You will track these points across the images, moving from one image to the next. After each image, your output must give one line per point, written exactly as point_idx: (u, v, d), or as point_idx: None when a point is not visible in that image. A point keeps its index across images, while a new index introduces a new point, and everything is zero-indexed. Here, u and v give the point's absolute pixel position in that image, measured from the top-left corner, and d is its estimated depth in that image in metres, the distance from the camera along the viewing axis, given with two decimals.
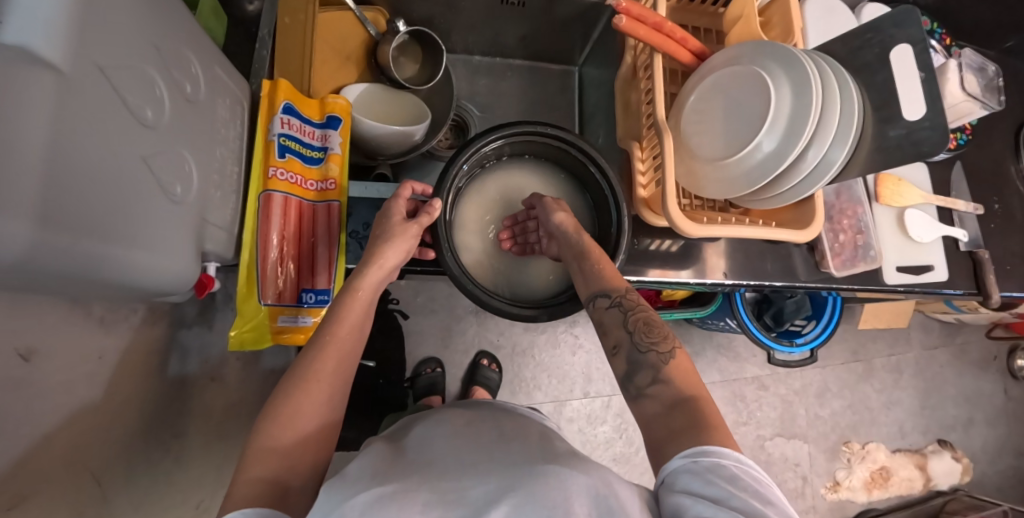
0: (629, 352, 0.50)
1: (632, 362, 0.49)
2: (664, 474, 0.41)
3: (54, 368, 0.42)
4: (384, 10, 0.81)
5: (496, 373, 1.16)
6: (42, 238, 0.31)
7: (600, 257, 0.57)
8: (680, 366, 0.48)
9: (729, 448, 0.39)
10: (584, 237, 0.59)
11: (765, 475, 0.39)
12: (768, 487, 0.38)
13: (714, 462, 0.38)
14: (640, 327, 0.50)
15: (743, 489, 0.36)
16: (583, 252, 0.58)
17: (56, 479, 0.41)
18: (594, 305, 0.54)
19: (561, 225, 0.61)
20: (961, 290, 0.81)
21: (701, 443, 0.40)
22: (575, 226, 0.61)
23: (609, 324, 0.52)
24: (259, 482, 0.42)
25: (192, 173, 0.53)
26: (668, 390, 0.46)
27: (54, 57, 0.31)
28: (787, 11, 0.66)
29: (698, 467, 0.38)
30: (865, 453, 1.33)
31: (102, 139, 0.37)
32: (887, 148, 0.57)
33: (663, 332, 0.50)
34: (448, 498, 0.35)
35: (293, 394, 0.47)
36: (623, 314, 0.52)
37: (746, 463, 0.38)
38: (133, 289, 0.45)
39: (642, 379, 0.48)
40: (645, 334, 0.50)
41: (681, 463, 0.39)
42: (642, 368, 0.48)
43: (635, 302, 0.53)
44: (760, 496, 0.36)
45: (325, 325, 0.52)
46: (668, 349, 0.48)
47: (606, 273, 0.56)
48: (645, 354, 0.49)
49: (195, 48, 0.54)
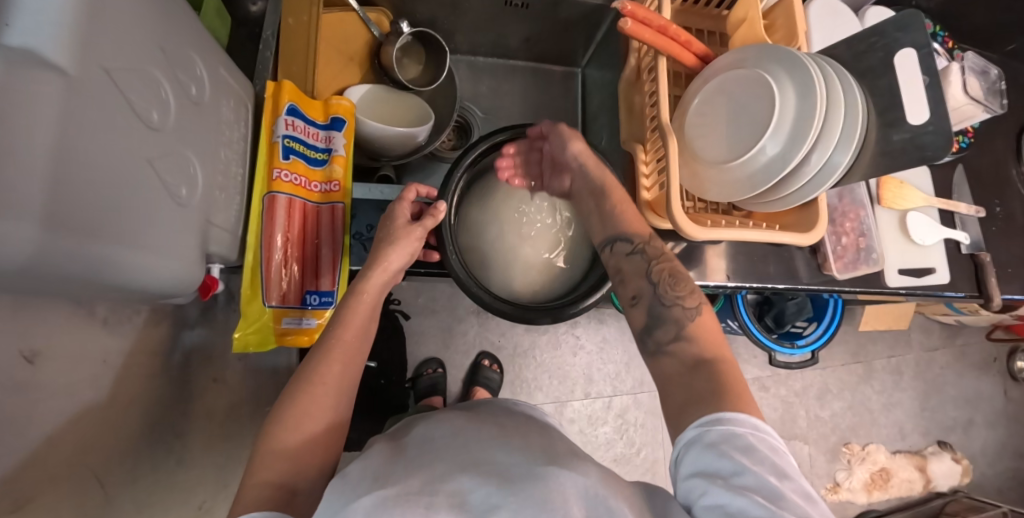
0: (651, 303, 0.49)
1: (654, 314, 0.49)
2: (679, 441, 0.42)
3: (59, 370, 0.41)
4: (387, 11, 0.81)
5: (497, 374, 1.16)
6: (48, 240, 0.31)
7: (620, 200, 0.57)
8: (706, 324, 0.48)
9: (745, 415, 0.39)
10: (604, 174, 0.60)
11: (778, 435, 0.40)
12: (782, 455, 0.39)
13: (729, 432, 0.38)
14: (665, 279, 0.50)
15: (757, 463, 0.36)
16: (602, 193, 0.59)
17: (59, 482, 0.41)
18: (612, 249, 0.55)
19: (579, 157, 0.61)
20: (961, 292, 0.82)
21: (717, 410, 0.40)
22: (593, 165, 0.61)
23: (632, 271, 0.52)
24: (269, 486, 0.43)
25: (196, 174, 0.52)
26: (690, 348, 0.46)
27: (64, 61, 0.31)
28: (791, 14, 0.66)
29: (713, 436, 0.39)
30: (865, 455, 1.33)
31: (108, 142, 0.37)
32: (891, 151, 0.57)
33: (689, 287, 0.49)
34: (451, 502, 0.35)
35: (299, 398, 0.47)
36: (647, 261, 0.52)
37: (761, 429, 0.39)
38: (138, 291, 0.45)
39: (664, 334, 0.48)
40: (672, 285, 0.49)
41: (695, 432, 0.40)
42: (665, 322, 0.48)
43: (660, 251, 0.52)
44: (776, 470, 0.37)
45: (331, 328, 0.52)
46: (694, 305, 0.48)
47: (627, 218, 0.56)
48: (670, 307, 0.48)
49: (200, 49, 0.54)
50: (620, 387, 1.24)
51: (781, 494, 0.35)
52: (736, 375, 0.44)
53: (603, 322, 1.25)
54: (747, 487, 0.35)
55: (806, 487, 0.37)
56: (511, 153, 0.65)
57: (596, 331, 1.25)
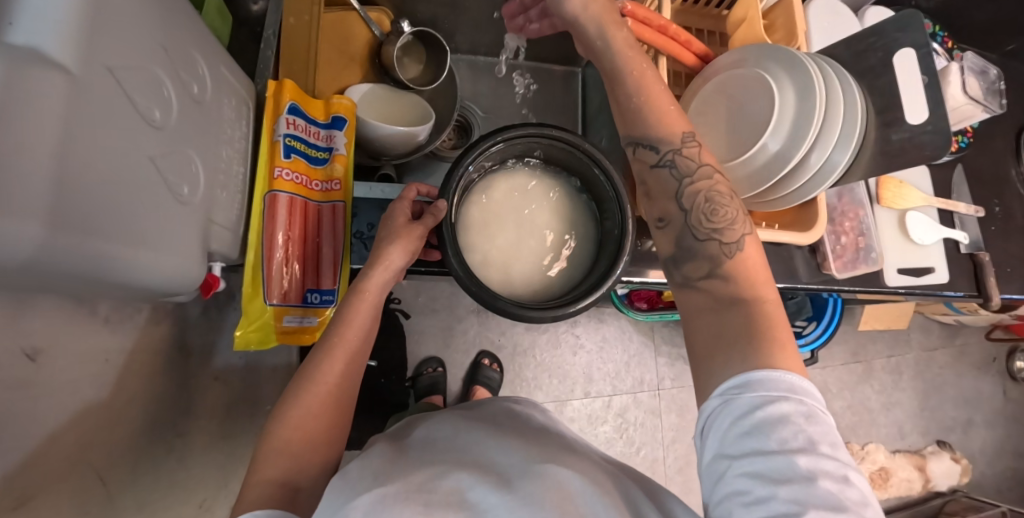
0: (681, 233, 0.47)
1: (684, 247, 0.46)
2: (705, 406, 0.42)
3: (60, 368, 0.42)
4: (388, 10, 0.81)
5: (497, 373, 1.16)
6: (51, 239, 0.31)
7: (644, 90, 0.49)
8: (746, 262, 0.44)
9: (777, 375, 0.39)
10: (615, 47, 0.51)
11: (814, 389, 0.40)
12: (817, 414, 0.38)
13: (759, 402, 0.38)
14: (700, 206, 0.46)
15: (788, 439, 0.37)
16: (616, 82, 0.50)
17: (60, 479, 0.41)
18: (637, 156, 0.50)
19: (586, 13, 0.51)
20: (961, 292, 0.82)
21: (748, 370, 0.39)
22: (606, 24, 0.51)
23: (660, 190, 0.49)
24: (272, 484, 0.43)
25: (198, 174, 0.53)
26: (725, 286, 0.44)
27: (66, 59, 0.31)
28: (791, 14, 0.66)
29: (742, 405, 0.38)
30: (865, 455, 1.33)
31: (110, 140, 0.38)
32: (890, 151, 0.57)
33: (730, 216, 0.46)
34: (450, 500, 0.35)
35: (302, 397, 0.47)
36: (677, 180, 0.47)
37: (795, 390, 0.38)
38: (140, 290, 0.45)
39: (695, 269, 0.46)
40: (707, 216, 0.46)
41: (723, 396, 0.40)
42: (697, 258, 0.46)
43: (694, 166, 0.47)
44: (807, 443, 0.37)
45: (333, 327, 0.52)
46: (733, 241, 0.45)
47: (650, 115, 0.49)
48: (704, 242, 0.45)
49: (201, 48, 0.54)
50: (620, 386, 1.25)
51: (810, 474, 0.35)
52: (777, 316, 0.42)
53: (603, 322, 1.25)
54: (773, 468, 0.36)
55: (837, 446, 0.38)
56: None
57: (596, 330, 1.25)
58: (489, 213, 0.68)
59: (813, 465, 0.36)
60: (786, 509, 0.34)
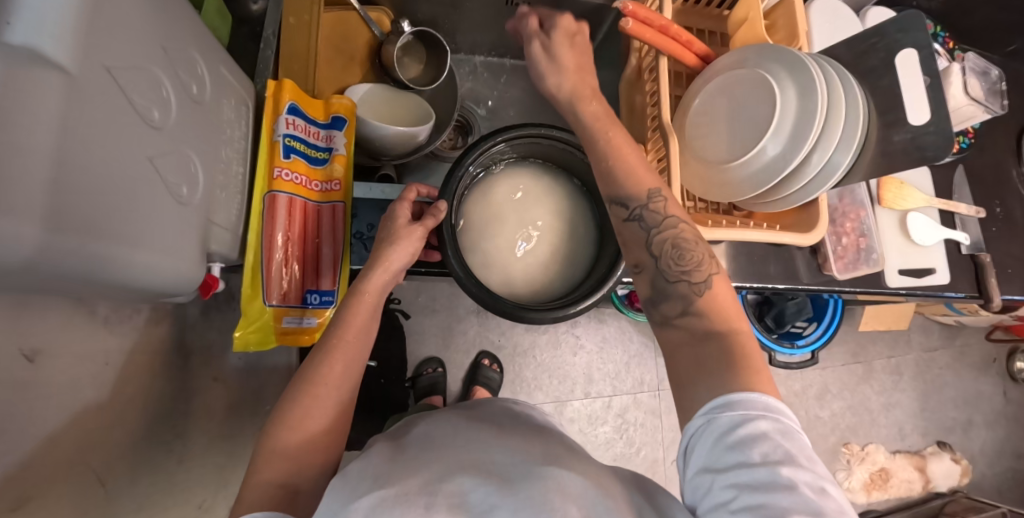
0: (654, 277, 0.49)
1: (658, 289, 0.48)
2: (688, 426, 0.42)
3: (59, 369, 0.41)
4: (389, 10, 0.81)
5: (497, 373, 1.16)
6: (50, 239, 0.31)
7: (613, 151, 0.53)
8: (716, 298, 0.46)
9: (755, 396, 0.39)
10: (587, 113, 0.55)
11: (791, 411, 0.40)
12: (793, 432, 0.39)
13: (738, 419, 0.38)
14: (669, 252, 0.48)
15: (768, 454, 0.37)
16: (588, 144, 0.55)
17: (60, 481, 0.41)
18: (609, 212, 0.53)
19: (560, 89, 0.57)
20: (961, 292, 0.82)
21: (728, 392, 0.40)
22: (582, 96, 0.56)
23: (632, 240, 0.51)
24: (271, 486, 0.43)
25: (197, 174, 0.52)
26: (700, 322, 0.46)
27: (64, 59, 0.31)
28: (793, 14, 0.66)
29: (721, 424, 0.39)
30: (865, 455, 1.33)
31: (109, 140, 0.37)
32: (892, 152, 0.57)
33: (698, 258, 0.48)
34: (450, 503, 0.35)
35: (302, 398, 0.47)
36: (646, 230, 0.50)
37: (773, 410, 0.39)
38: (140, 290, 0.45)
39: (671, 309, 0.48)
40: (675, 260, 0.48)
41: (705, 416, 0.40)
42: (670, 298, 0.48)
43: (661, 218, 0.50)
44: (787, 459, 0.37)
45: (332, 328, 0.52)
46: (702, 279, 0.47)
47: (622, 169, 0.52)
48: (675, 284, 0.48)
49: (201, 48, 0.53)
50: (620, 386, 1.25)
51: (791, 484, 0.35)
52: (750, 344, 0.44)
53: (603, 322, 1.25)
54: (755, 478, 0.36)
55: (817, 461, 0.38)
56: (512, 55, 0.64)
57: (596, 330, 1.25)
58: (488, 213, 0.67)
59: (794, 475, 0.36)
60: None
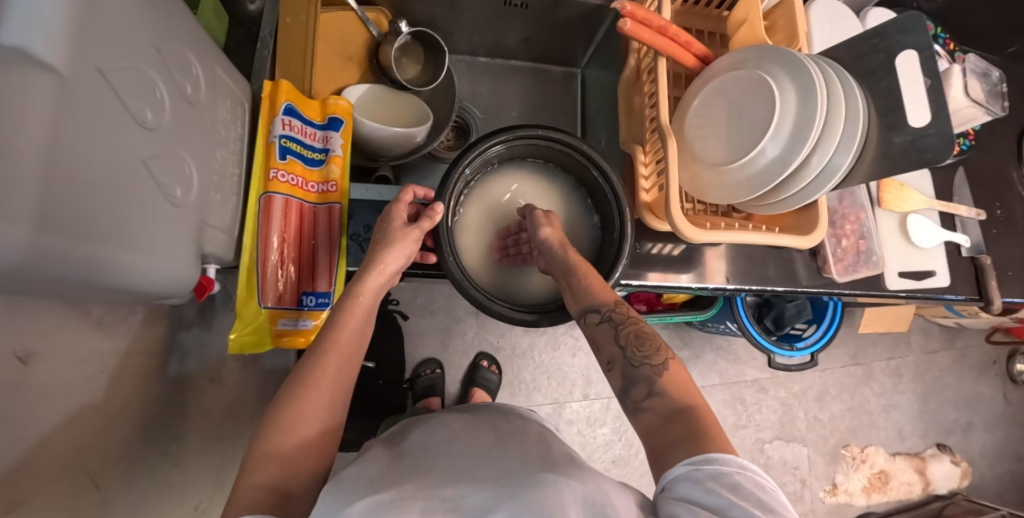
0: (623, 367, 0.50)
1: (627, 377, 0.49)
2: (665, 477, 0.40)
3: (52, 371, 0.41)
4: (386, 10, 0.80)
5: (495, 375, 1.16)
6: (39, 241, 0.30)
7: (587, 272, 0.57)
8: (676, 377, 0.48)
9: (731, 456, 0.39)
10: (571, 253, 0.60)
11: (767, 482, 0.38)
12: (773, 498, 0.37)
13: (717, 471, 0.37)
14: (632, 341, 0.51)
15: (745, 498, 0.35)
16: (568, 271, 0.59)
17: (53, 483, 0.41)
18: (584, 320, 0.55)
19: (547, 239, 0.62)
20: (961, 295, 0.81)
21: (703, 451, 0.40)
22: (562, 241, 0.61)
23: (602, 341, 0.52)
24: (261, 489, 0.42)
25: (192, 174, 0.52)
26: (664, 402, 0.46)
27: (54, 58, 0.31)
28: (792, 15, 0.65)
29: (700, 474, 0.37)
30: (864, 458, 1.32)
31: (101, 141, 0.37)
32: (892, 155, 0.56)
33: (656, 345, 0.50)
34: (446, 507, 0.34)
35: (294, 401, 0.46)
36: (615, 328, 0.52)
37: (749, 469, 0.38)
38: (133, 292, 0.44)
39: (638, 393, 0.48)
40: (637, 348, 0.50)
41: (684, 470, 0.39)
42: (637, 382, 0.48)
43: (626, 316, 0.53)
44: (763, 506, 0.35)
45: (326, 330, 0.51)
46: (661, 361, 0.49)
47: (594, 287, 0.56)
48: (639, 368, 0.49)
49: (196, 48, 0.53)
50: None
51: None
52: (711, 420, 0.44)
53: None
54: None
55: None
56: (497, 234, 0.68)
57: None
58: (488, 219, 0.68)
59: None
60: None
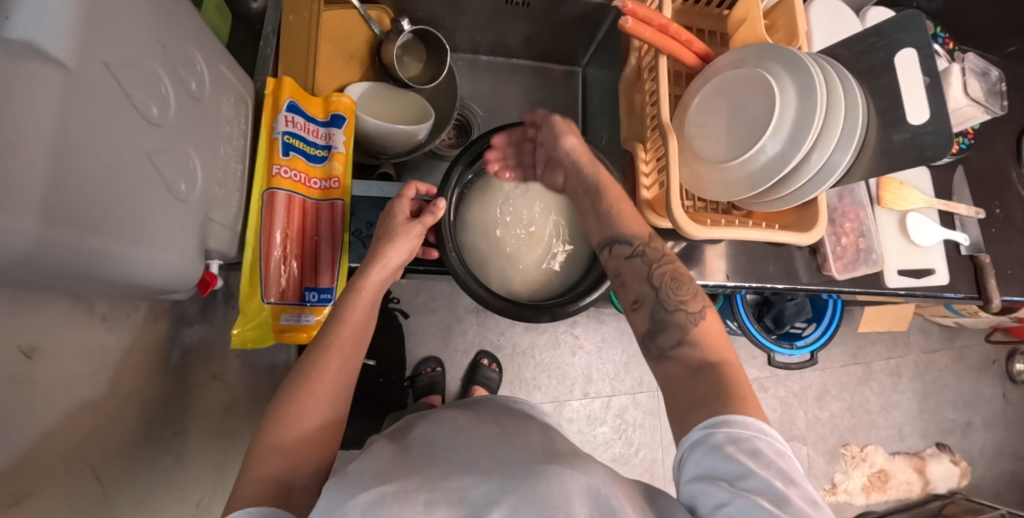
0: (654, 308, 0.49)
1: (657, 319, 0.49)
2: (683, 441, 0.42)
3: (55, 365, 0.41)
4: (388, 9, 0.80)
5: (496, 373, 1.16)
6: (46, 235, 0.31)
7: (617, 201, 0.57)
8: (710, 329, 0.48)
9: (747, 419, 0.40)
10: (597, 168, 0.60)
11: (781, 437, 0.40)
12: (788, 461, 0.39)
13: (734, 437, 0.38)
14: (667, 283, 0.50)
15: (764, 467, 0.37)
16: (598, 197, 0.58)
17: (55, 478, 0.41)
18: (611, 252, 0.54)
19: (573, 150, 0.61)
20: (961, 293, 0.82)
21: (720, 415, 0.40)
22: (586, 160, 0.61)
23: (633, 277, 0.52)
24: (266, 482, 0.42)
25: (196, 169, 0.52)
26: (694, 352, 0.46)
27: (61, 54, 0.31)
28: (793, 14, 0.66)
29: (717, 439, 0.39)
30: (864, 457, 1.33)
31: (106, 137, 0.37)
32: (891, 152, 0.57)
33: (692, 290, 0.49)
34: (449, 498, 0.35)
35: (298, 395, 0.47)
36: (647, 265, 0.51)
37: (764, 431, 0.39)
38: (137, 287, 0.45)
39: (668, 339, 0.48)
40: (674, 291, 0.49)
41: (699, 435, 0.40)
42: (668, 328, 0.48)
43: (662, 255, 0.52)
44: (782, 475, 0.36)
45: (329, 325, 0.52)
46: (698, 309, 0.48)
47: (628, 219, 0.55)
48: (673, 313, 0.48)
49: (200, 45, 0.53)
50: (620, 386, 1.25)
51: (784, 496, 0.35)
52: (741, 378, 0.44)
53: (602, 322, 1.25)
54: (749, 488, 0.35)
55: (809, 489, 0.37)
56: (501, 141, 0.64)
57: (595, 330, 1.25)
58: (490, 200, 0.67)
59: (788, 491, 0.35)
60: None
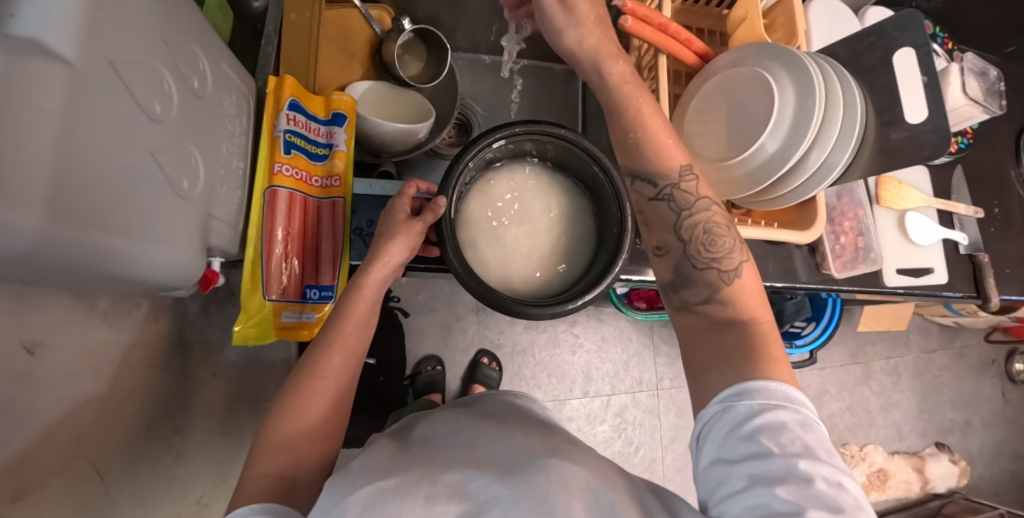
0: (681, 262, 0.48)
1: (683, 275, 0.48)
2: (705, 413, 0.43)
3: (58, 361, 0.41)
4: (389, 8, 0.82)
5: (496, 372, 1.17)
6: (50, 231, 0.31)
7: (642, 124, 0.49)
8: (745, 287, 0.46)
9: (772, 389, 0.40)
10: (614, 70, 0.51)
11: (806, 402, 0.40)
12: (813, 428, 0.39)
13: (758, 412, 0.39)
14: (698, 236, 0.48)
15: (786, 445, 0.37)
16: (615, 117, 0.51)
17: (57, 474, 0.41)
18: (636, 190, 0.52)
19: (581, 46, 0.51)
20: (960, 292, 0.82)
21: (741, 383, 0.41)
22: (608, 52, 0.52)
23: (659, 221, 0.50)
24: (269, 477, 0.43)
25: (198, 167, 0.53)
26: (724, 310, 0.46)
27: (65, 51, 0.31)
28: (792, 13, 0.66)
29: (737, 413, 0.39)
30: (863, 456, 1.33)
31: (110, 133, 0.37)
32: (889, 150, 0.57)
33: (727, 245, 0.47)
34: (450, 492, 0.35)
35: (301, 391, 0.47)
36: (675, 212, 0.48)
37: (790, 401, 0.39)
38: (140, 283, 0.45)
39: (693, 296, 0.48)
40: (706, 247, 0.47)
41: (719, 407, 0.41)
42: (696, 286, 0.47)
43: (692, 200, 0.48)
44: (804, 451, 0.37)
45: (332, 322, 0.52)
46: (731, 267, 0.46)
47: (653, 151, 0.49)
48: (703, 270, 0.47)
49: (202, 43, 0.54)
50: (619, 385, 1.25)
51: (806, 475, 0.36)
52: (772, 335, 0.44)
53: (602, 321, 1.26)
54: (771, 470, 0.36)
55: (834, 454, 0.38)
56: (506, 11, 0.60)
57: (595, 329, 1.25)
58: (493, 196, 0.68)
59: (810, 468, 0.36)
60: (786, 509, 0.34)
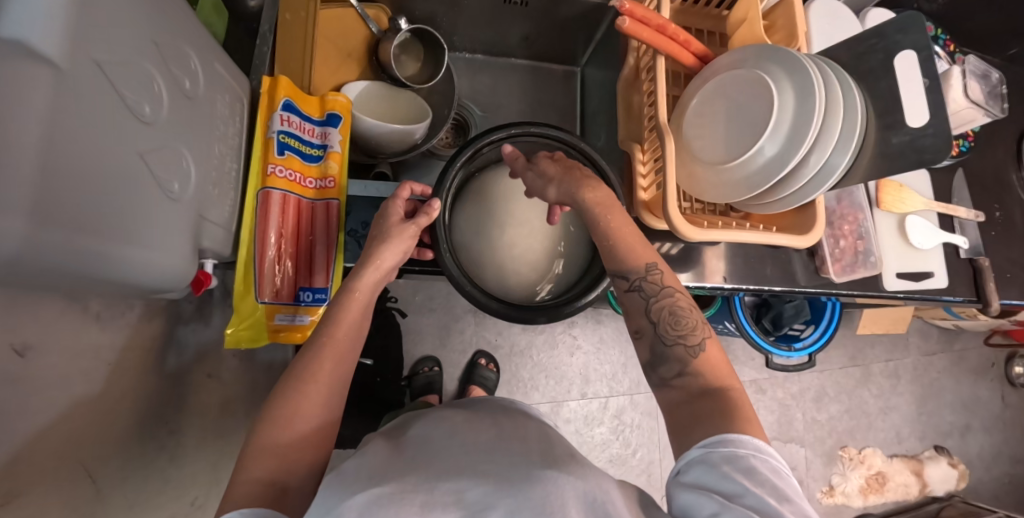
0: (653, 342, 0.50)
1: (657, 353, 0.49)
2: (681, 458, 0.42)
3: (50, 363, 0.41)
4: (386, 7, 0.80)
5: (493, 373, 1.16)
6: (35, 233, 0.30)
7: (614, 232, 0.53)
8: (710, 359, 0.48)
9: (747, 438, 0.40)
10: (588, 196, 0.54)
11: (781, 463, 0.40)
12: (784, 477, 0.39)
13: (731, 453, 0.39)
14: (665, 318, 0.49)
15: (759, 485, 0.37)
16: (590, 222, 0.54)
17: (49, 477, 0.41)
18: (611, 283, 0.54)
19: (560, 192, 0.56)
20: (960, 297, 0.81)
21: (721, 433, 0.41)
22: (583, 183, 0.55)
23: (632, 310, 0.52)
24: (258, 484, 0.42)
25: (190, 169, 0.52)
26: (696, 381, 0.47)
27: (51, 51, 0.31)
28: (792, 15, 0.65)
29: (715, 458, 0.39)
30: (862, 459, 1.32)
31: (100, 134, 0.37)
32: (890, 154, 0.56)
33: (692, 324, 0.49)
34: (446, 500, 0.34)
35: (292, 396, 0.47)
36: (645, 301, 0.50)
37: (764, 452, 0.39)
38: (130, 286, 0.44)
39: (667, 371, 0.49)
40: (672, 326, 0.49)
41: (698, 453, 0.40)
42: (668, 361, 0.48)
43: (659, 289, 0.50)
44: (777, 493, 0.37)
45: (324, 326, 0.51)
46: (697, 342, 0.48)
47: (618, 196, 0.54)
48: (672, 347, 0.48)
49: (194, 43, 0.53)
50: (617, 387, 1.24)
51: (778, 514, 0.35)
52: (748, 403, 0.45)
53: (600, 323, 1.25)
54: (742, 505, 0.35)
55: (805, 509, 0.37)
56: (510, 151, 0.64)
57: (593, 331, 1.25)
58: (483, 197, 0.67)
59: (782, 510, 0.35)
60: None
